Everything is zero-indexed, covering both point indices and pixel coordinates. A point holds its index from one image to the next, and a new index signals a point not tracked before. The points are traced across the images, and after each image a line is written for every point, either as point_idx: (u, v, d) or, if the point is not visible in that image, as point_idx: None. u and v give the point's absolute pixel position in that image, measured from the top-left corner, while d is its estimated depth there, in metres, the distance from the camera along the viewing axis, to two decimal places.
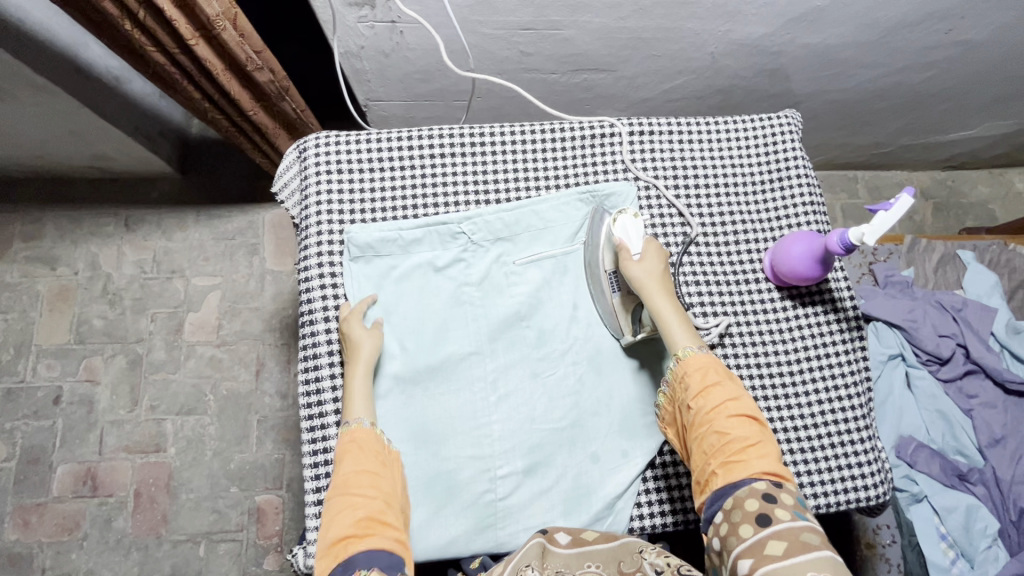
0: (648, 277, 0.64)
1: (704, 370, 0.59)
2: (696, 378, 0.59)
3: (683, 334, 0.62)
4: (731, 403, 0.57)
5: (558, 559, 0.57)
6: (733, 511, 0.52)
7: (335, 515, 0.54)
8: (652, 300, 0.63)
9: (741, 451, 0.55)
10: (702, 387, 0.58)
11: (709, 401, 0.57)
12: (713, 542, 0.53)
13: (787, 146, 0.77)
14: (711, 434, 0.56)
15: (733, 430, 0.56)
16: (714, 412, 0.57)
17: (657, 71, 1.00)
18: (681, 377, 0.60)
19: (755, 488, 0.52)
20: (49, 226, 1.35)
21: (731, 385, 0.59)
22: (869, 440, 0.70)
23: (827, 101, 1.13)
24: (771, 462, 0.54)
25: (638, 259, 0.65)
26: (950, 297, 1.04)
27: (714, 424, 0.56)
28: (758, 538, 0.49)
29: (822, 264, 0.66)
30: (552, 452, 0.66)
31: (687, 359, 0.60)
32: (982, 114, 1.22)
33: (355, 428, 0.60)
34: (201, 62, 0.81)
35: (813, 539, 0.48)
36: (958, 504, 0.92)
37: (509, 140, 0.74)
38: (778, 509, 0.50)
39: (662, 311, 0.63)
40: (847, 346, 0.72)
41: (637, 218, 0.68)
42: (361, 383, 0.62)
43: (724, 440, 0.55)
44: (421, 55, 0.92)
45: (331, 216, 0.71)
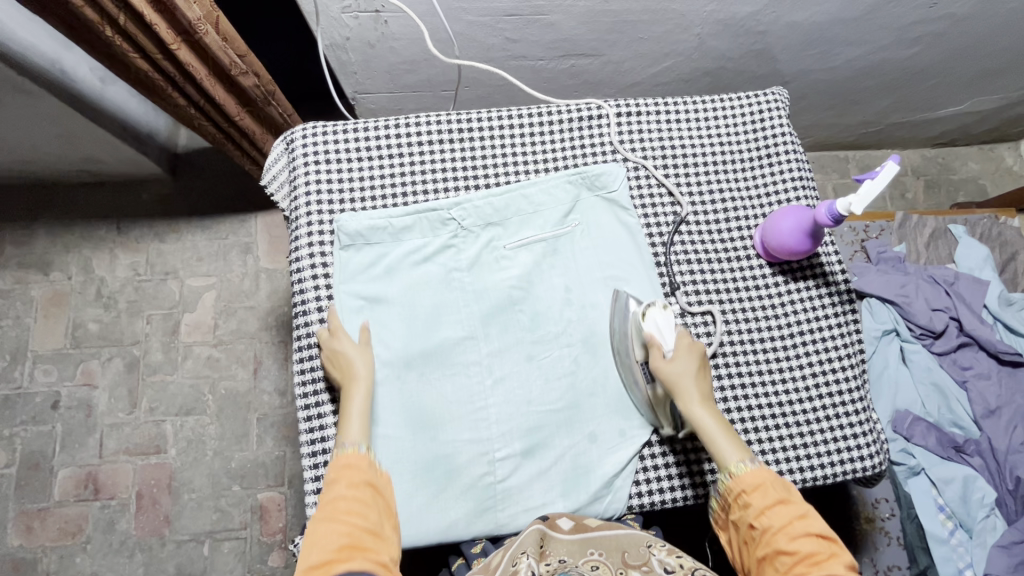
0: (684, 377, 0.63)
1: (762, 486, 0.59)
2: (756, 495, 0.59)
3: (728, 445, 0.61)
4: (795, 520, 0.57)
5: (562, 547, 0.59)
6: None
7: (321, 533, 0.56)
8: (691, 408, 0.62)
9: (809, 566, 0.54)
10: (762, 504, 0.58)
11: (773, 519, 0.57)
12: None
13: (774, 122, 0.77)
14: (776, 551, 0.56)
15: (799, 547, 0.55)
16: (778, 530, 0.57)
17: (644, 55, 1.00)
18: (739, 494, 0.59)
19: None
20: (41, 231, 1.35)
21: (792, 499, 0.59)
22: (863, 411, 0.70)
23: (815, 81, 1.13)
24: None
25: (670, 358, 0.64)
26: (942, 271, 1.04)
27: (779, 544, 0.56)
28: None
29: (812, 237, 0.67)
30: (549, 434, 0.66)
31: (738, 475, 0.60)
32: (969, 89, 1.23)
33: (351, 452, 0.60)
34: (185, 68, 0.79)
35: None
36: (955, 475, 0.93)
37: (497, 126, 0.74)
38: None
39: (703, 420, 0.62)
40: (840, 319, 0.72)
41: (667, 310, 0.66)
42: (358, 407, 0.62)
43: (791, 560, 0.55)
44: (407, 45, 0.91)
45: (320, 206, 0.71)
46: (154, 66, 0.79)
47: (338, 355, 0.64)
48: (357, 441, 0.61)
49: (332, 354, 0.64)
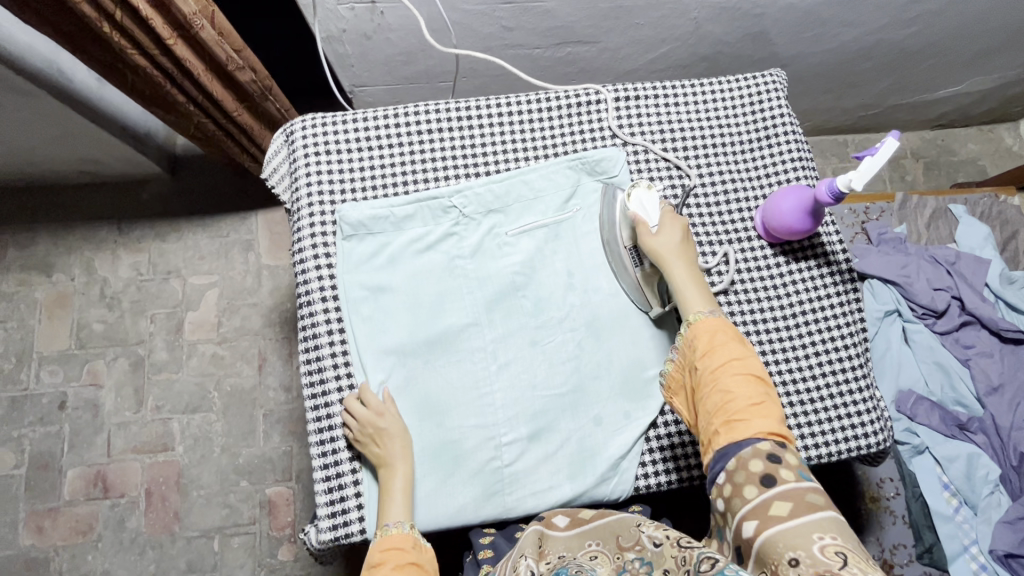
0: (668, 248, 0.64)
1: (711, 334, 0.59)
2: (704, 341, 0.58)
3: (697, 300, 0.62)
4: (737, 363, 0.57)
5: (559, 543, 0.59)
6: (736, 472, 0.53)
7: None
8: (670, 270, 0.64)
9: (745, 411, 0.55)
10: (709, 348, 0.58)
11: (716, 362, 0.57)
12: (717, 502, 0.54)
13: (773, 103, 0.78)
14: (715, 393, 0.56)
15: (737, 391, 0.55)
16: (718, 375, 0.57)
17: (641, 41, 1.00)
18: (691, 341, 0.60)
19: (759, 450, 0.53)
20: (42, 233, 1.35)
21: (738, 346, 0.58)
22: (866, 389, 0.71)
23: (813, 63, 1.13)
24: (774, 421, 0.55)
25: (656, 232, 0.66)
26: (943, 251, 1.04)
27: (720, 388, 0.56)
28: (763, 500, 0.50)
29: (812, 215, 0.67)
30: (555, 417, 0.67)
31: (695, 324, 0.60)
32: (967, 69, 1.23)
33: (394, 532, 0.60)
34: (182, 64, 0.80)
35: (817, 499, 0.48)
36: (959, 454, 0.93)
37: (496, 113, 0.74)
38: (782, 470, 0.51)
39: (679, 281, 0.63)
40: (842, 298, 0.72)
41: (651, 190, 0.69)
42: (400, 486, 0.62)
43: (728, 401, 0.55)
44: (404, 35, 0.91)
45: (322, 196, 0.71)
46: (152, 63, 0.79)
47: (381, 433, 0.62)
48: (399, 520, 0.61)
49: (371, 429, 0.62)
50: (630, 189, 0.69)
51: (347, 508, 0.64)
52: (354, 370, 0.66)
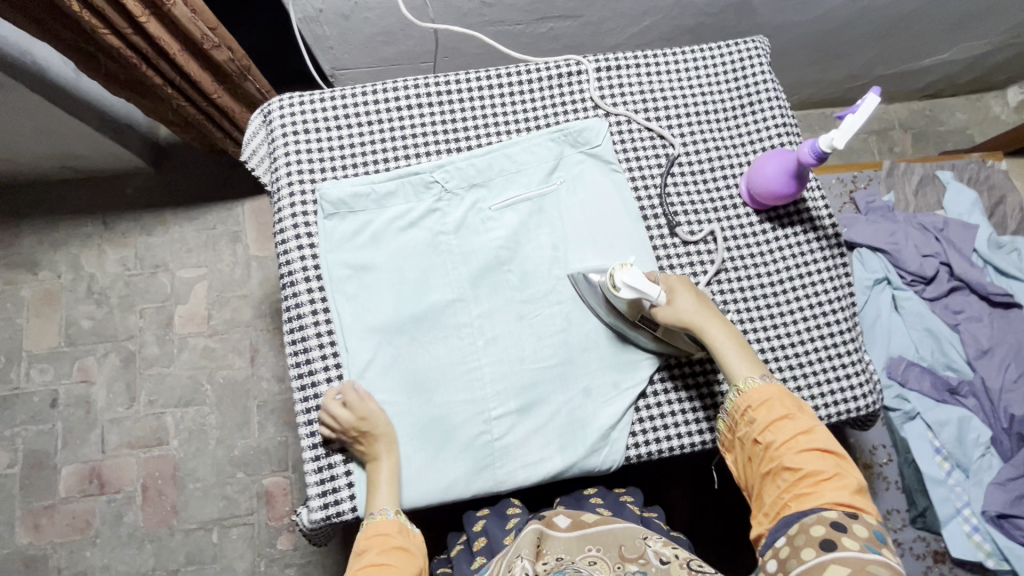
0: (691, 313, 0.63)
1: (769, 401, 0.60)
2: (763, 411, 0.60)
3: (744, 364, 0.62)
4: (802, 436, 0.58)
5: (558, 544, 0.61)
6: (796, 536, 0.53)
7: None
8: (709, 338, 0.63)
9: (809, 483, 0.56)
10: (769, 419, 0.59)
11: (778, 433, 0.58)
12: (770, 563, 0.54)
13: (755, 69, 0.77)
14: (780, 464, 0.57)
15: (802, 463, 0.56)
16: (782, 444, 0.58)
17: (623, 15, 0.99)
18: (745, 410, 0.60)
19: (823, 517, 0.53)
20: (26, 231, 1.34)
21: (800, 416, 0.59)
22: (855, 353, 0.71)
23: (797, 33, 1.12)
24: (845, 493, 0.55)
25: (667, 302, 0.63)
26: (931, 218, 1.04)
27: (783, 459, 0.57)
28: (819, 561, 0.50)
29: (797, 178, 0.66)
30: (544, 390, 0.67)
31: (747, 391, 0.61)
32: (953, 36, 1.22)
33: (379, 520, 0.61)
34: (156, 42, 0.78)
35: (881, 571, 0.49)
36: (951, 418, 0.94)
37: (476, 87, 0.74)
38: (846, 539, 0.51)
39: (721, 346, 0.63)
40: (828, 263, 0.72)
41: (631, 268, 0.62)
42: (382, 479, 0.62)
43: (794, 474, 0.56)
44: (382, 14, 0.90)
45: (302, 176, 0.70)
46: (126, 43, 0.78)
47: (367, 426, 0.62)
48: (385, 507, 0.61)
49: (357, 428, 0.62)
50: (613, 272, 0.62)
51: (338, 487, 0.64)
52: (340, 349, 0.66)
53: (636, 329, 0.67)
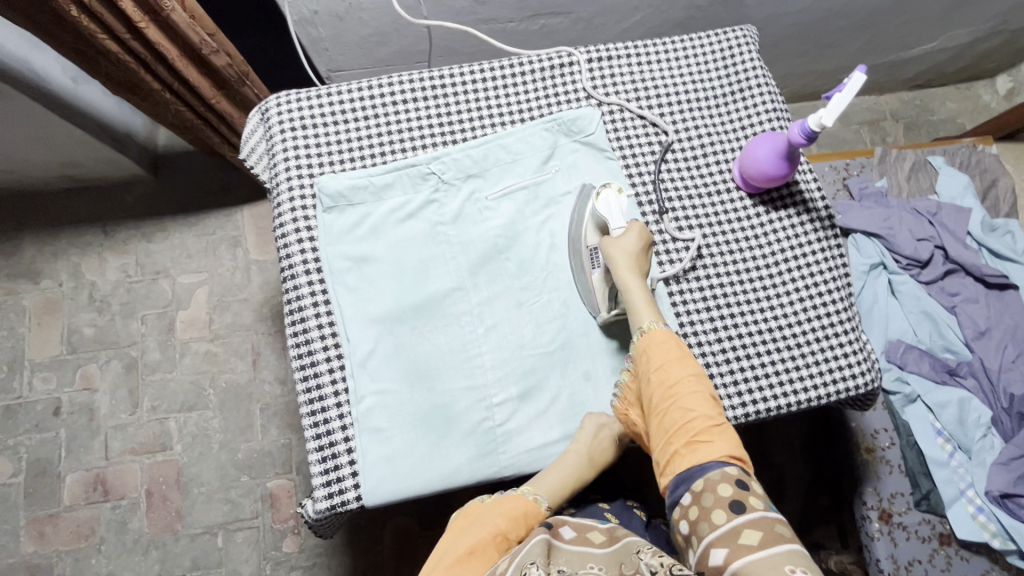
0: (627, 255, 0.64)
1: (667, 347, 0.60)
2: (660, 355, 0.60)
3: (650, 310, 0.63)
4: (694, 379, 0.58)
5: (562, 556, 0.56)
6: (703, 494, 0.52)
7: (478, 549, 0.56)
8: (626, 282, 0.64)
9: (705, 430, 0.56)
10: (663, 361, 0.59)
11: (674, 378, 0.58)
12: (681, 525, 0.53)
13: (744, 57, 0.78)
14: (674, 411, 0.57)
15: (696, 407, 0.56)
16: (675, 390, 0.58)
17: (613, 10, 1.00)
18: (644, 352, 0.60)
19: (728, 475, 0.53)
20: (28, 241, 1.35)
21: (693, 364, 0.60)
22: (852, 331, 0.71)
23: (785, 25, 1.14)
24: (735, 445, 0.56)
25: (620, 237, 0.65)
26: (924, 202, 1.05)
27: (678, 403, 0.57)
28: (732, 527, 0.49)
29: (787, 159, 0.67)
30: (544, 375, 0.67)
31: (649, 334, 0.61)
32: (939, 24, 1.24)
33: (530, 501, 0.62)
34: (154, 47, 0.80)
35: (785, 530, 0.48)
36: (950, 400, 0.95)
37: (470, 80, 0.75)
38: (750, 498, 0.51)
39: (633, 294, 0.64)
40: (822, 244, 0.73)
41: (620, 191, 0.69)
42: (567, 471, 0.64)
43: (688, 418, 0.56)
44: (376, 14, 0.92)
45: (301, 170, 0.71)
46: (124, 47, 0.80)
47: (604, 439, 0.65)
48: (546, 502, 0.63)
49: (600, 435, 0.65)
50: (596, 192, 0.69)
51: (342, 477, 0.64)
52: (342, 340, 0.66)
53: (589, 253, 0.68)
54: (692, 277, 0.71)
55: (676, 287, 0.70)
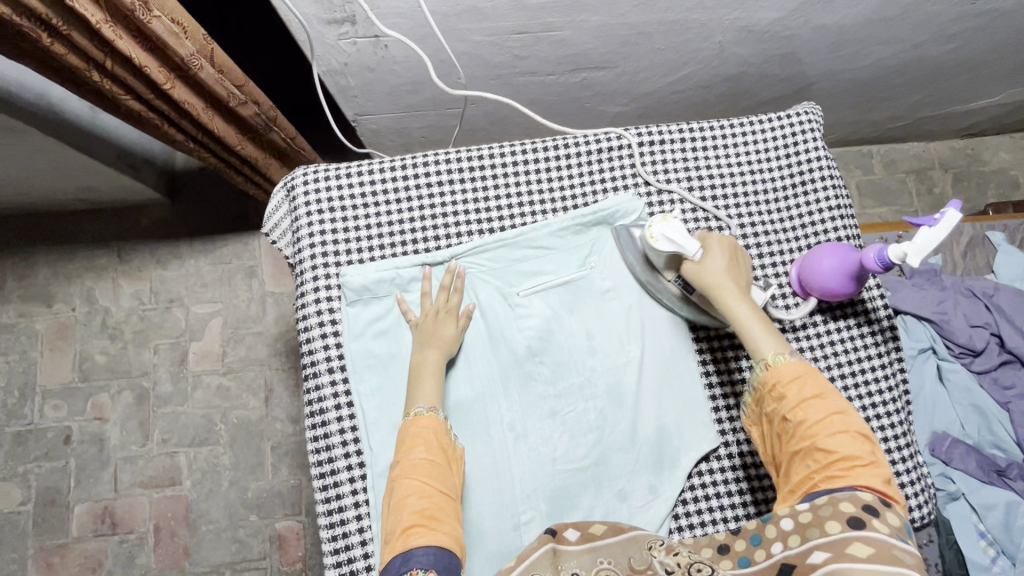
0: (720, 282, 0.60)
1: (800, 378, 0.55)
2: (792, 389, 0.55)
3: (769, 339, 0.58)
4: (835, 416, 0.53)
5: (571, 560, 0.54)
6: (822, 506, 0.49)
7: (401, 499, 0.53)
8: (727, 305, 0.60)
9: (843, 463, 0.51)
10: (800, 396, 0.55)
11: (812, 413, 0.54)
12: (785, 519, 0.50)
13: (809, 143, 0.72)
14: (811, 444, 0.53)
15: (836, 443, 0.52)
16: (813, 423, 0.53)
17: (661, 65, 0.93)
18: (774, 386, 0.56)
19: (856, 496, 0.49)
20: (41, 263, 1.32)
21: (838, 403, 0.55)
22: (910, 458, 0.66)
23: (843, 82, 1.06)
24: (878, 479, 0.50)
25: (701, 258, 0.61)
26: (980, 283, 0.99)
27: (817, 439, 0.53)
28: (843, 536, 0.46)
29: (856, 280, 0.62)
30: (577, 493, 0.63)
31: (776, 367, 0.56)
32: (1007, 81, 1.15)
33: (428, 415, 0.58)
34: (179, 104, 0.74)
35: (907, 558, 0.44)
36: (998, 501, 0.88)
37: (510, 162, 0.70)
38: (876, 521, 0.47)
39: (742, 317, 0.60)
40: (883, 359, 0.68)
41: (671, 220, 0.61)
42: (433, 366, 0.61)
43: (828, 454, 0.52)
44: (409, 67, 0.85)
45: (327, 258, 0.67)
46: (149, 105, 0.74)
47: (436, 320, 0.64)
48: (433, 405, 0.59)
49: (441, 310, 0.64)
50: (652, 224, 0.61)
51: None
52: (364, 448, 0.63)
53: (669, 282, 0.65)
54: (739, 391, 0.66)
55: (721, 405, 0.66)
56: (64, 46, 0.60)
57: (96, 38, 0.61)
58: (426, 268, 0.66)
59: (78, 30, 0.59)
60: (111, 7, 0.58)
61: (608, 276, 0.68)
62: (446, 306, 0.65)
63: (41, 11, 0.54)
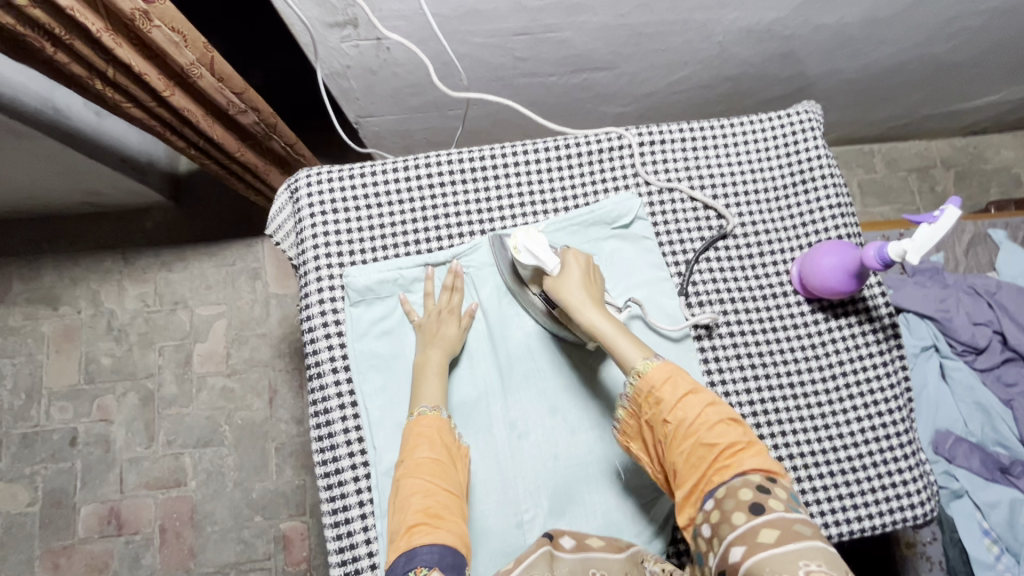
0: (577, 294, 0.60)
1: (670, 378, 0.55)
2: (666, 389, 0.55)
3: (633, 350, 0.58)
4: (708, 409, 0.54)
5: (566, 566, 0.55)
6: (725, 499, 0.50)
7: (405, 498, 0.53)
8: (580, 316, 0.59)
9: (726, 454, 0.52)
10: (674, 398, 0.54)
11: (688, 410, 0.54)
12: (703, 527, 0.50)
13: (809, 142, 0.72)
14: (697, 444, 0.53)
15: (718, 437, 0.52)
16: (693, 422, 0.53)
17: (662, 65, 0.94)
18: (649, 393, 0.55)
19: (747, 480, 0.50)
20: (47, 266, 1.33)
21: (701, 390, 0.56)
22: (912, 455, 0.66)
23: (844, 81, 1.06)
24: (759, 458, 0.52)
25: (559, 271, 0.61)
26: (983, 280, 0.99)
27: (699, 436, 0.53)
28: (751, 526, 0.47)
29: (857, 277, 0.62)
30: (579, 491, 0.64)
31: (648, 375, 0.56)
32: (1008, 79, 1.15)
33: (431, 415, 0.59)
34: (180, 112, 0.74)
35: (805, 529, 0.46)
36: (1001, 499, 0.88)
37: (511, 163, 0.70)
38: (770, 500, 0.49)
39: (598, 326, 0.59)
40: (885, 357, 0.68)
41: (532, 233, 0.62)
42: (436, 366, 0.62)
43: (713, 450, 0.52)
44: (411, 69, 0.86)
45: (330, 258, 0.67)
46: (149, 112, 0.75)
47: (438, 321, 0.64)
48: (436, 405, 0.60)
49: (444, 311, 0.65)
50: (515, 237, 0.62)
51: None
52: (368, 448, 0.63)
53: (533, 295, 0.65)
54: (741, 389, 0.67)
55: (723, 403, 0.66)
56: (67, 56, 0.61)
57: (97, 46, 0.61)
58: (428, 268, 0.67)
59: (79, 39, 0.59)
60: (112, 16, 0.59)
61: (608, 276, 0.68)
62: (448, 307, 0.65)
63: (43, 21, 0.55)
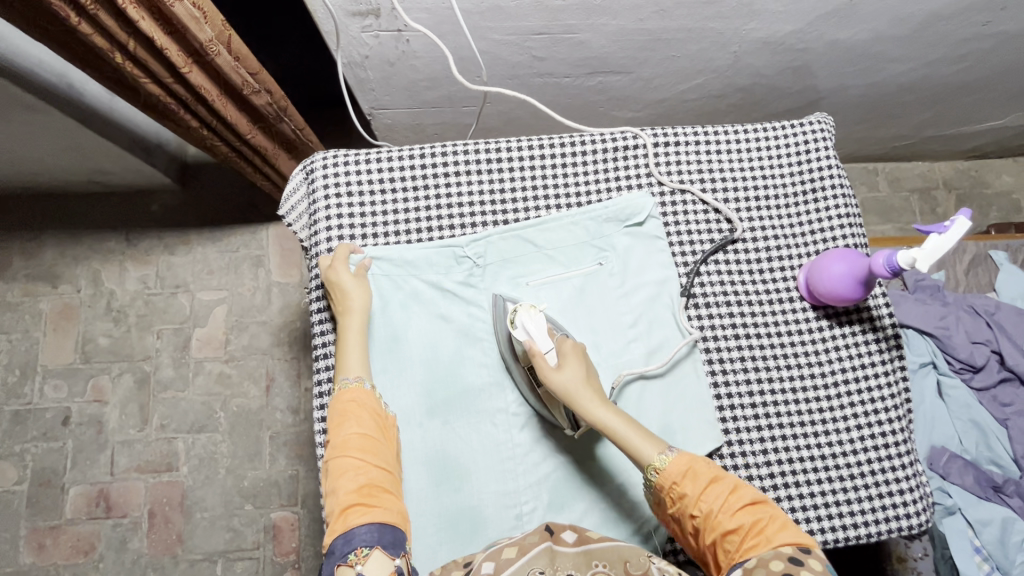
0: (576, 384, 0.58)
1: (689, 470, 0.54)
2: (687, 483, 0.54)
3: (644, 443, 0.56)
4: (730, 493, 0.53)
5: (567, 562, 0.51)
6: (755, 569, 0.47)
7: (336, 479, 0.53)
8: (587, 413, 0.58)
9: (753, 532, 0.50)
10: (697, 492, 0.53)
11: (711, 499, 0.53)
12: None
13: (820, 152, 0.73)
14: (725, 531, 0.51)
15: (744, 518, 0.51)
16: (717, 511, 0.52)
17: (675, 72, 0.95)
18: (671, 490, 0.54)
19: (781, 553, 0.48)
20: (49, 243, 1.32)
21: (724, 474, 0.55)
22: (911, 466, 0.67)
23: (853, 98, 1.07)
24: (793, 532, 0.50)
25: (557, 364, 0.59)
26: (982, 300, 1.01)
27: (723, 522, 0.51)
28: None
29: (864, 285, 0.63)
30: (579, 485, 0.64)
31: (664, 469, 0.55)
32: (1013, 105, 1.17)
33: (353, 386, 0.58)
34: (196, 91, 0.74)
35: None
36: (994, 517, 0.88)
37: (525, 157, 0.71)
38: (806, 572, 0.46)
39: (610, 424, 0.57)
40: (886, 366, 0.69)
41: (535, 310, 0.61)
42: (356, 338, 0.61)
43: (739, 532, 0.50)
44: (429, 62, 0.86)
45: (342, 241, 0.68)
46: (165, 90, 0.74)
47: (339, 284, 0.63)
48: (359, 376, 0.59)
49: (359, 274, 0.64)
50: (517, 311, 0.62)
51: None
52: None
53: (524, 372, 0.63)
54: (745, 392, 0.67)
55: (725, 405, 0.67)
56: (90, 27, 0.60)
57: (120, 18, 0.61)
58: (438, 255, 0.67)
59: (103, 9, 0.59)
60: None
61: (616, 271, 0.69)
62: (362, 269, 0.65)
63: None
